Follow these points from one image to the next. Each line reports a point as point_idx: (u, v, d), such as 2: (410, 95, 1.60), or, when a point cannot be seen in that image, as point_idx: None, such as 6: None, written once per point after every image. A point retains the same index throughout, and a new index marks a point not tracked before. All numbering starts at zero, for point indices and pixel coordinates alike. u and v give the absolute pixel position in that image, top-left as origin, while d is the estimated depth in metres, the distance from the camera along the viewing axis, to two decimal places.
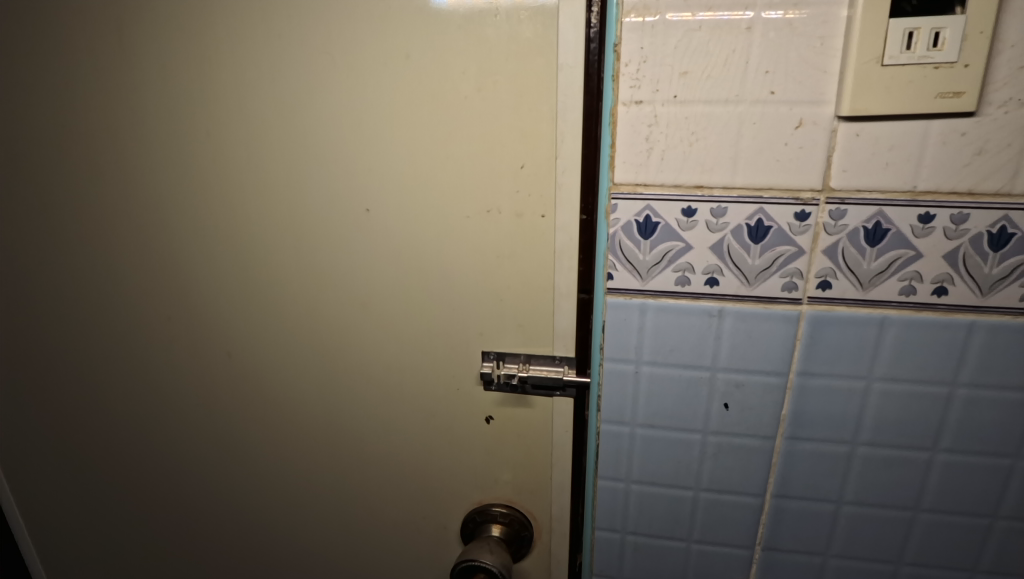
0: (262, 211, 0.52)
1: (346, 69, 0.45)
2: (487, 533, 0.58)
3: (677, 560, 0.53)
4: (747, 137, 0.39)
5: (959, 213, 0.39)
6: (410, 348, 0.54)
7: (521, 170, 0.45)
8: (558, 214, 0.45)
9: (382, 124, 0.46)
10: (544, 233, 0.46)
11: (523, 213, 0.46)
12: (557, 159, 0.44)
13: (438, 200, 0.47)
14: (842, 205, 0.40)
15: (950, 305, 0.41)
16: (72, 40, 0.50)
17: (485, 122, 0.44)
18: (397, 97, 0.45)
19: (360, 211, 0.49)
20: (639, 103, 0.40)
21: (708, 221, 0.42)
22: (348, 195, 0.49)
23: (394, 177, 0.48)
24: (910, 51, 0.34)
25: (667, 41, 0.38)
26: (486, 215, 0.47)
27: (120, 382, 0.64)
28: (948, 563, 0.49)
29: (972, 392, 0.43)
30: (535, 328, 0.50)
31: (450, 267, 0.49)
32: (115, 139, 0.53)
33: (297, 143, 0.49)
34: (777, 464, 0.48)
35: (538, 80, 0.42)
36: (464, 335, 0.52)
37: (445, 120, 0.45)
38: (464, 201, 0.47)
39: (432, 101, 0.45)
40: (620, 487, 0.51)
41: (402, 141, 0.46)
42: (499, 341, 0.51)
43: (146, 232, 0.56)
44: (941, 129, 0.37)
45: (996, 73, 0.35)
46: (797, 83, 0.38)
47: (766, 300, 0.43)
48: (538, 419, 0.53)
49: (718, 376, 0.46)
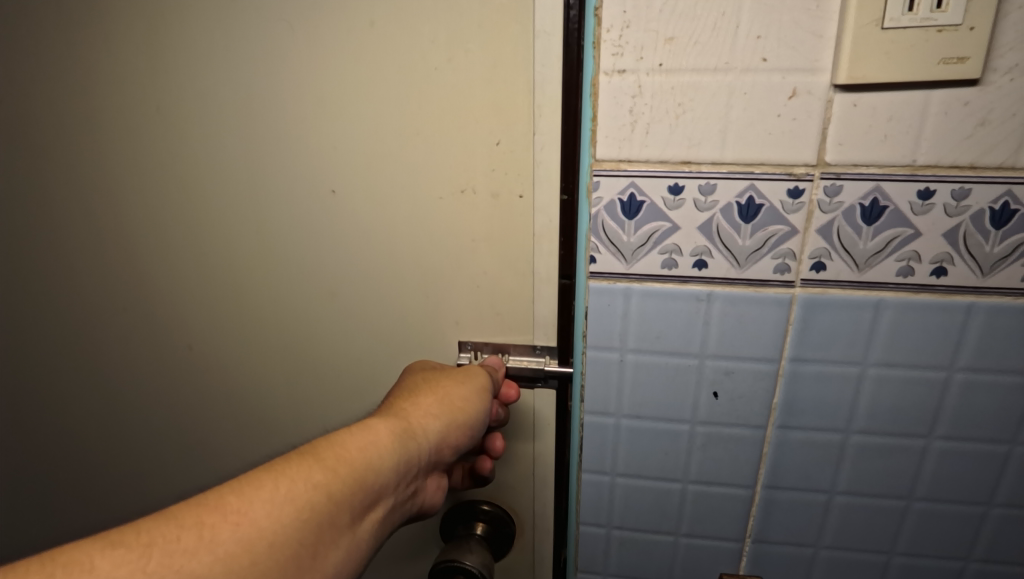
0: (225, 197, 0.49)
1: (306, 37, 0.42)
2: (470, 531, 0.55)
3: (665, 555, 0.51)
4: (738, 108, 0.37)
5: (960, 188, 0.36)
6: (383, 342, 0.51)
7: (497, 147, 0.42)
8: (536, 194, 0.42)
9: (348, 98, 0.43)
10: (521, 214, 0.43)
11: (500, 192, 0.43)
12: (535, 134, 0.41)
13: (409, 180, 0.44)
14: (837, 180, 0.37)
15: (948, 286, 0.39)
16: (12, 12, 0.47)
17: (457, 96, 0.41)
18: (364, 68, 0.42)
19: (326, 193, 0.46)
20: (622, 73, 0.37)
21: (696, 199, 0.39)
22: (311, 176, 0.46)
23: (361, 155, 0.44)
24: (912, 13, 0.32)
25: (652, 4, 0.35)
26: (460, 196, 0.44)
27: (75, 380, 0.60)
28: (942, 553, 0.47)
29: (970, 376, 0.41)
30: (514, 317, 0.47)
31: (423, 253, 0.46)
32: (61, 117, 0.50)
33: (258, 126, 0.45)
34: (767, 454, 0.46)
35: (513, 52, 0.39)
36: (439, 324, 0.49)
37: (415, 92, 0.42)
38: (436, 181, 0.44)
39: (401, 72, 0.41)
40: (605, 480, 0.49)
41: (369, 114, 0.43)
42: (475, 331, 0.49)
43: (96, 216, 0.52)
44: (942, 99, 0.35)
45: (1001, 38, 0.33)
46: (790, 50, 0.35)
47: (757, 283, 0.41)
48: (520, 413, 0.50)
49: (707, 363, 0.44)
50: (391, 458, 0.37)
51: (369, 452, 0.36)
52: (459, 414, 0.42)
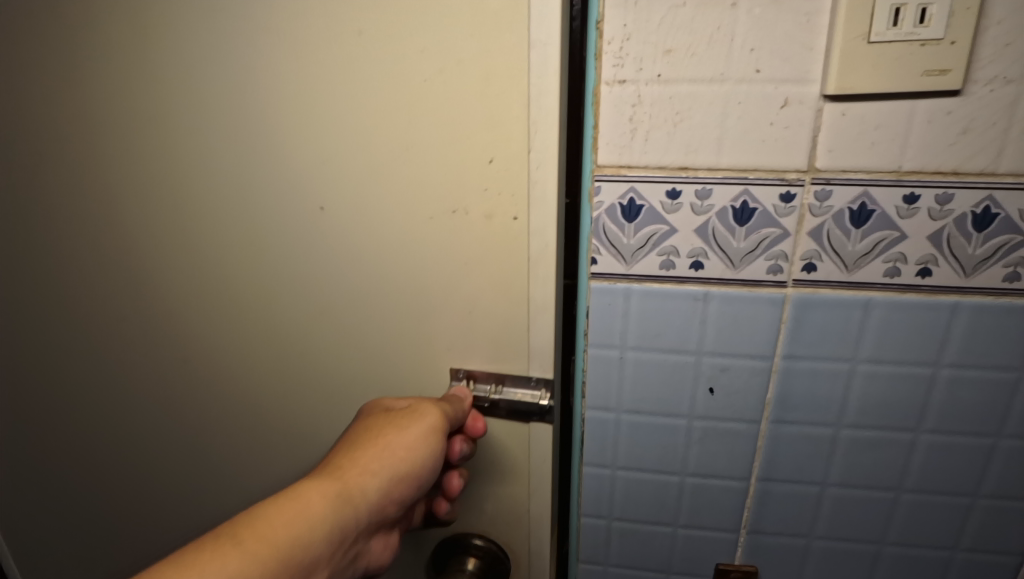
0: (219, 208, 0.50)
1: (299, 50, 0.42)
2: (463, 566, 0.55)
3: (664, 546, 0.53)
4: (733, 116, 0.38)
5: (944, 193, 0.38)
6: (372, 357, 0.51)
7: (489, 165, 0.42)
8: (530, 217, 0.42)
9: (341, 109, 0.43)
10: (516, 235, 0.43)
11: (492, 214, 0.43)
12: (529, 154, 0.40)
13: (402, 195, 0.44)
14: (827, 185, 0.39)
15: (933, 286, 0.41)
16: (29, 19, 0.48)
17: (444, 108, 0.41)
18: (357, 78, 0.42)
19: (316, 208, 0.47)
20: (622, 83, 0.39)
21: (693, 203, 0.41)
22: (304, 191, 0.47)
23: (353, 167, 0.45)
24: (897, 27, 0.34)
25: (651, 18, 0.37)
26: (452, 216, 0.44)
27: (82, 378, 0.62)
28: (931, 542, 0.49)
29: (956, 372, 0.43)
30: (508, 340, 0.47)
31: (416, 267, 0.46)
32: (71, 126, 0.51)
33: (247, 139, 0.47)
34: (762, 447, 0.48)
35: (500, 67, 0.39)
36: (430, 343, 0.49)
37: (409, 107, 0.42)
38: (430, 200, 0.44)
39: (394, 84, 0.41)
40: (606, 473, 0.51)
41: (362, 123, 0.43)
42: (467, 354, 0.48)
43: (97, 222, 0.54)
44: (927, 108, 0.36)
45: (981, 51, 0.35)
46: (782, 61, 0.37)
47: (751, 283, 0.43)
48: (516, 442, 0.51)
49: (704, 360, 0.45)
50: (320, 532, 0.38)
51: (295, 528, 0.37)
52: (399, 467, 0.43)
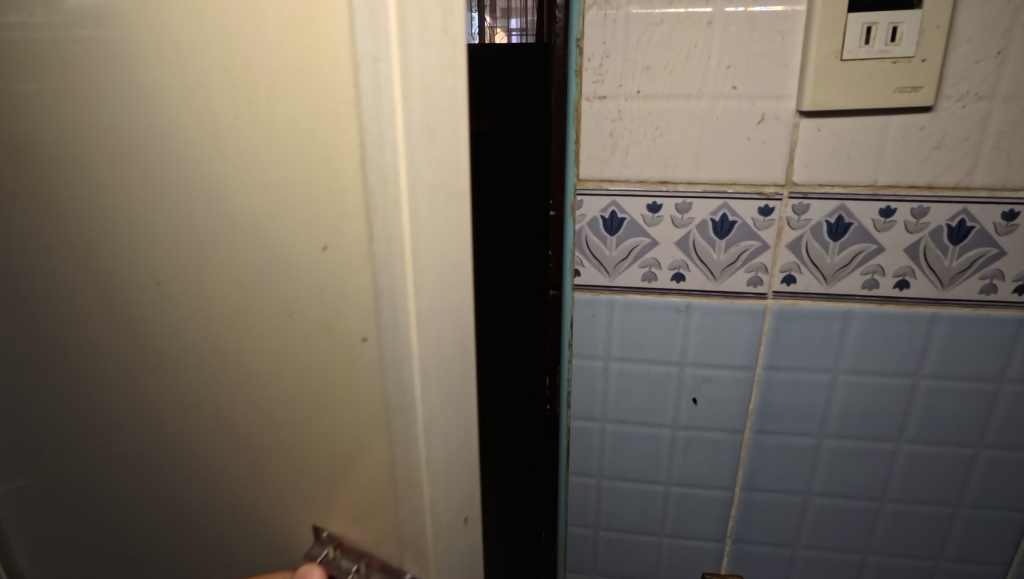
0: (44, 283, 0.40)
1: (106, 76, 0.32)
2: None
3: (649, 555, 0.53)
4: (711, 132, 0.39)
5: (919, 207, 0.39)
6: (222, 476, 0.40)
7: (324, 254, 0.30)
8: (383, 339, 0.30)
9: (154, 158, 0.32)
10: (360, 357, 0.31)
11: (336, 322, 0.31)
12: (366, 241, 0.28)
13: (231, 279, 0.33)
14: (805, 199, 0.40)
15: (912, 298, 0.41)
16: None
17: (258, 175, 0.29)
18: (167, 120, 0.31)
19: (151, 284, 0.36)
20: (602, 99, 0.40)
21: (674, 216, 0.42)
22: (137, 264, 0.36)
23: (172, 237, 0.34)
24: (869, 45, 0.35)
25: (630, 36, 0.38)
26: (289, 317, 0.32)
27: None
28: (914, 552, 0.49)
29: (935, 383, 0.43)
30: (367, 491, 0.35)
31: (247, 367, 0.35)
32: None
33: (65, 186, 0.36)
34: (745, 457, 0.48)
35: (313, 88, 0.26)
36: (283, 471, 0.37)
37: (220, 162, 0.30)
38: (262, 292, 0.33)
39: (206, 125, 0.30)
40: (592, 482, 0.52)
41: (177, 179, 0.32)
42: (323, 493, 0.37)
43: None
44: (900, 124, 0.37)
45: (951, 67, 0.35)
46: (758, 79, 0.38)
47: (732, 294, 0.43)
48: None
49: (686, 370, 0.46)
50: None
51: None
52: None
